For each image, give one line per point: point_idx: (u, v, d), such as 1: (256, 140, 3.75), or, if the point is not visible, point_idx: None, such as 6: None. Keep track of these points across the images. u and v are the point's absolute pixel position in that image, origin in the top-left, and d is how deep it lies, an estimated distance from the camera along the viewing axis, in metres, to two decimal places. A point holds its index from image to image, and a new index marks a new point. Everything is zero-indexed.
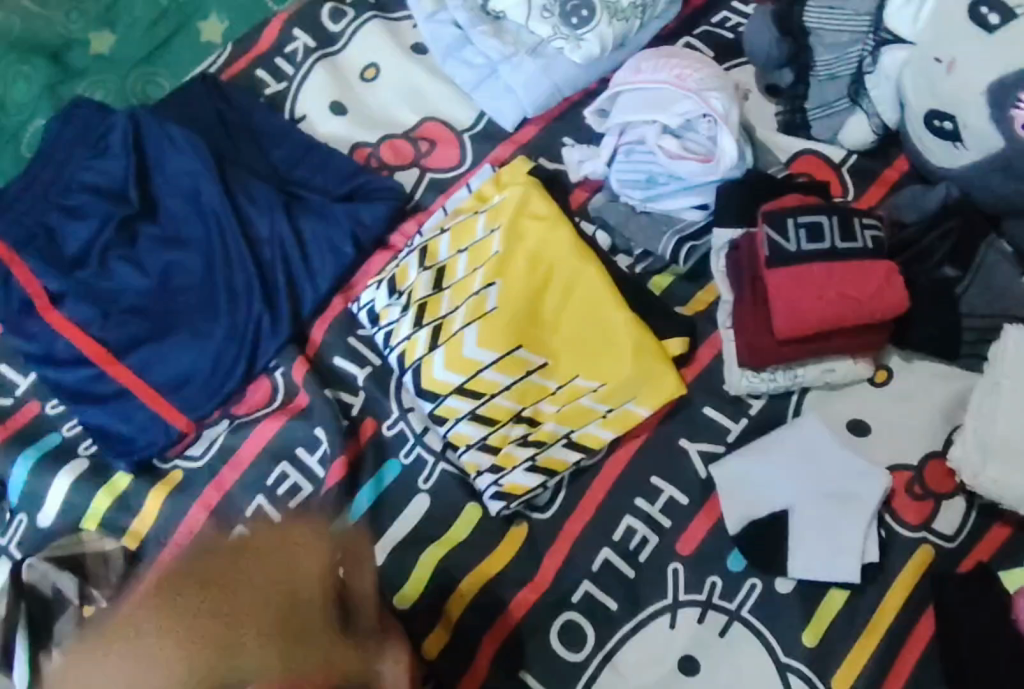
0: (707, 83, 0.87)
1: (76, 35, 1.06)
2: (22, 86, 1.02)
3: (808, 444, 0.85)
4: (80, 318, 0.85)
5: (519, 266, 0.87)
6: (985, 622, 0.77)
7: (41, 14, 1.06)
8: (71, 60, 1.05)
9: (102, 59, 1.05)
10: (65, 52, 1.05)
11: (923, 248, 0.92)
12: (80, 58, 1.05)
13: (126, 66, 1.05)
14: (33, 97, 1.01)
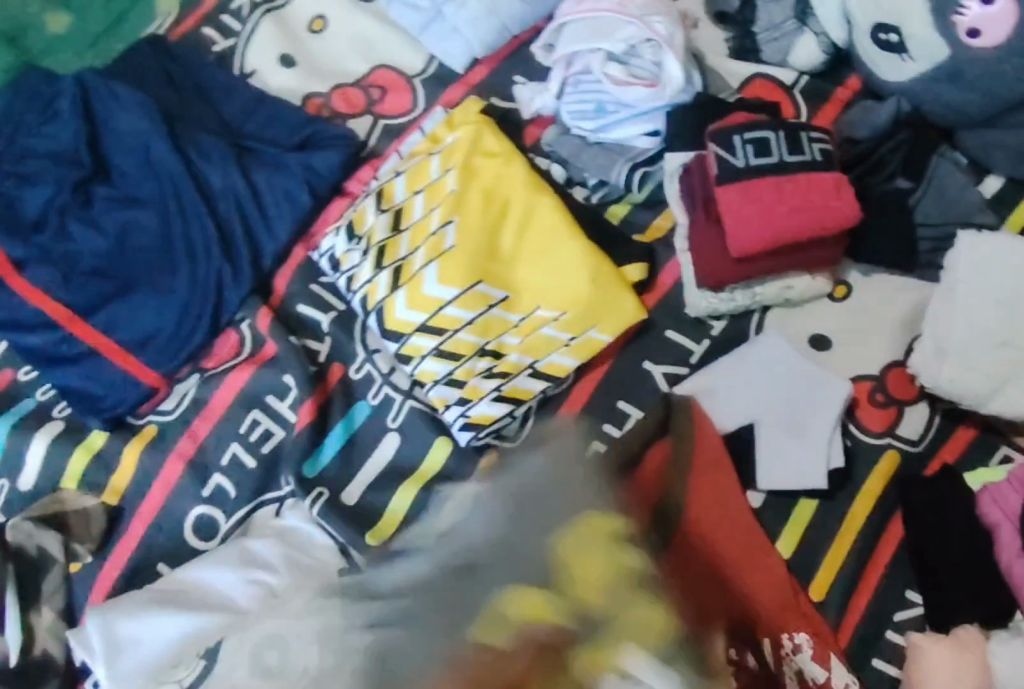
0: (648, 8, 0.88)
1: (32, 15, 1.01)
2: None
3: (770, 359, 0.86)
4: (42, 282, 0.86)
5: (475, 203, 0.88)
6: (951, 519, 0.79)
7: None
8: (26, 42, 1.00)
9: (58, 39, 1.01)
10: (21, 36, 1.01)
11: (877, 160, 0.93)
12: (40, 40, 1.01)
13: (83, 43, 1.01)
14: None
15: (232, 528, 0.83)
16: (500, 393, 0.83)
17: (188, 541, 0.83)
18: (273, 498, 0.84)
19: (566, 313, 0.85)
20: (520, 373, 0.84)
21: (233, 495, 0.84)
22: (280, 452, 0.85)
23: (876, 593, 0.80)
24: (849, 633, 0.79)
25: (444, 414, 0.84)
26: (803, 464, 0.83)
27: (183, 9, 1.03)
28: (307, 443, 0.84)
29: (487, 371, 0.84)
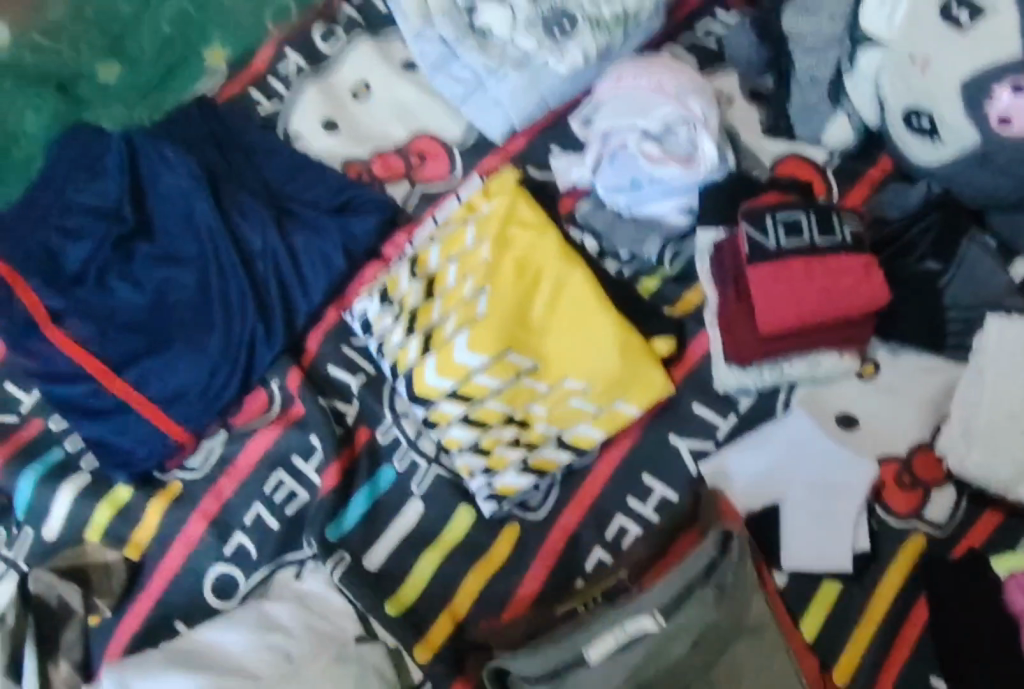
0: (686, 89, 0.90)
1: (85, 65, 1.03)
2: (30, 118, 0.99)
3: (795, 438, 0.86)
4: (80, 335, 0.87)
5: (508, 272, 0.89)
6: (976, 605, 0.78)
7: (49, 47, 1.03)
8: (77, 91, 1.02)
9: (108, 89, 1.03)
10: (73, 84, 1.03)
11: (907, 242, 0.94)
12: (89, 90, 1.02)
13: (132, 96, 1.03)
14: (42, 129, 0.99)
15: (252, 588, 0.84)
16: (524, 462, 0.83)
17: (207, 599, 0.83)
18: (293, 559, 0.84)
19: (591, 384, 0.85)
20: (546, 444, 0.84)
21: (255, 555, 0.84)
22: (303, 515, 0.86)
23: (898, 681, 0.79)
24: None
25: (469, 481, 0.84)
26: (827, 547, 0.82)
27: (230, 71, 1.05)
28: (331, 506, 0.84)
29: (512, 440, 0.84)
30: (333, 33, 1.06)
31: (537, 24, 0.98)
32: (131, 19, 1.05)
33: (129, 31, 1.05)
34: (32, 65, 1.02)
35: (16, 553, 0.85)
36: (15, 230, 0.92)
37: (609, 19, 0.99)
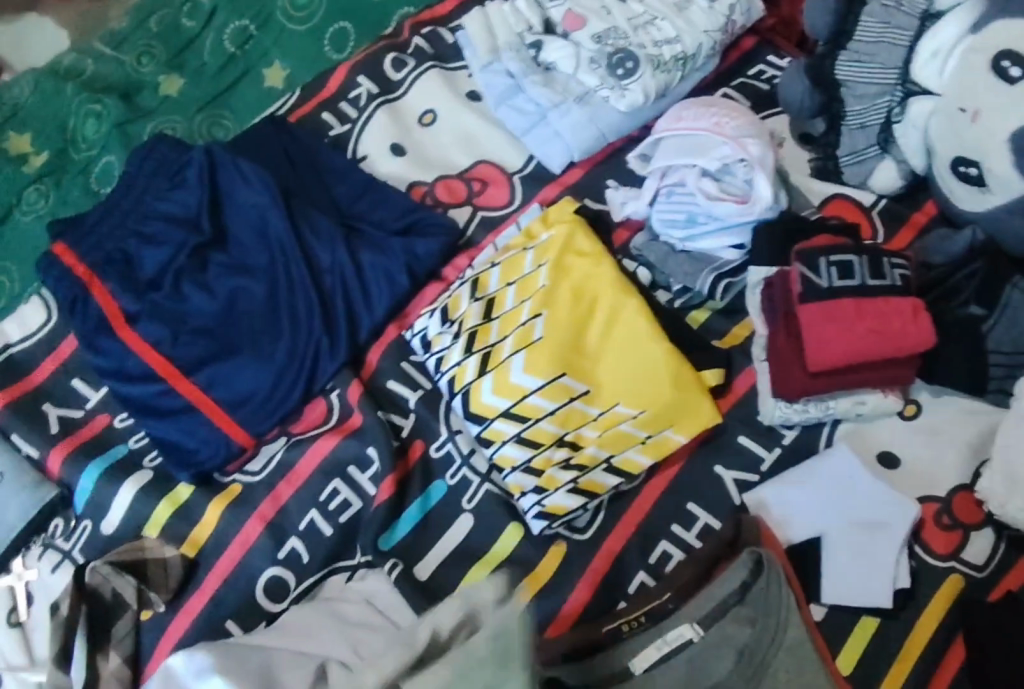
0: (744, 130, 0.93)
1: (147, 77, 1.14)
2: (93, 125, 1.10)
3: (838, 474, 0.89)
4: (152, 337, 0.91)
5: (564, 299, 0.92)
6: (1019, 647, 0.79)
7: (114, 57, 1.15)
8: (140, 100, 1.12)
9: (169, 100, 1.13)
10: (135, 94, 1.13)
11: (952, 286, 0.95)
12: (150, 100, 1.12)
13: (192, 107, 1.12)
14: (103, 136, 1.09)
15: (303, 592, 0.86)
16: (573, 484, 0.86)
17: (260, 603, 0.86)
18: (346, 566, 0.87)
19: (646, 411, 0.88)
20: (596, 467, 0.87)
21: (307, 559, 0.87)
22: (358, 522, 0.88)
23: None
24: None
25: (521, 499, 0.86)
26: (867, 581, 0.84)
27: (303, 93, 1.10)
28: (385, 518, 0.87)
29: (565, 461, 0.87)
30: (402, 61, 1.10)
31: (600, 62, 1.02)
32: (193, 37, 1.16)
33: (192, 47, 1.16)
34: (93, 75, 1.14)
35: (73, 544, 0.89)
36: (97, 232, 0.96)
37: (669, 59, 1.01)
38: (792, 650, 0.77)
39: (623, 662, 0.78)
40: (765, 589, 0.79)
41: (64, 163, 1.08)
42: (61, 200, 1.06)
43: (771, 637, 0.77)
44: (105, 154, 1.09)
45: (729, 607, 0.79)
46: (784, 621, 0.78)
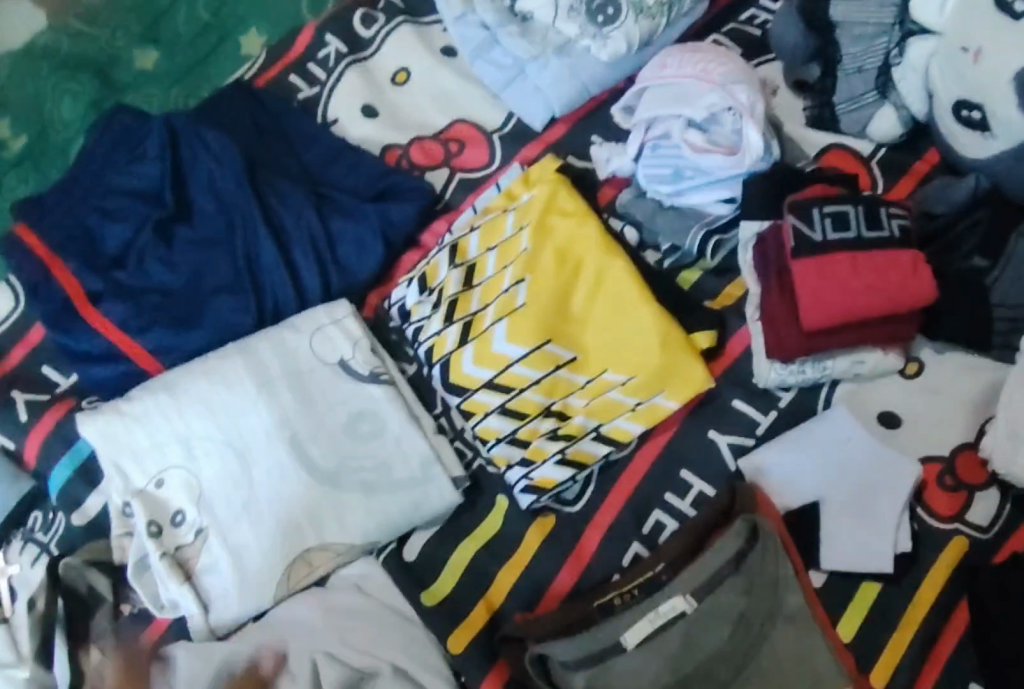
0: (732, 76, 0.88)
1: (121, 51, 1.08)
2: (69, 103, 1.04)
3: (837, 437, 0.85)
4: (118, 317, 0.87)
5: (547, 261, 0.88)
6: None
7: (88, 33, 1.10)
8: (116, 76, 1.07)
9: (145, 74, 1.07)
10: (110, 69, 1.07)
11: (953, 239, 0.91)
12: (126, 74, 1.07)
13: (168, 79, 1.07)
14: (79, 115, 1.04)
15: None
16: (561, 455, 0.83)
17: None
18: None
19: (635, 376, 0.84)
20: (585, 436, 0.84)
21: None
22: None
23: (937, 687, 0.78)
24: None
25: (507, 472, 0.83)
26: (868, 544, 0.81)
27: (270, 56, 1.05)
28: None
29: (554, 431, 0.84)
30: (372, 17, 1.05)
31: (579, 8, 0.96)
32: (166, 7, 1.10)
33: (166, 17, 1.10)
34: (69, 52, 1.08)
35: (50, 536, 0.86)
36: (55, 209, 0.92)
37: (653, 4, 0.96)
38: (790, 617, 0.75)
39: (615, 636, 0.75)
40: (762, 556, 0.77)
41: (40, 145, 1.04)
42: (40, 183, 1.02)
43: (767, 604, 0.75)
44: (80, 135, 1.04)
45: (726, 577, 0.76)
46: (782, 588, 0.76)
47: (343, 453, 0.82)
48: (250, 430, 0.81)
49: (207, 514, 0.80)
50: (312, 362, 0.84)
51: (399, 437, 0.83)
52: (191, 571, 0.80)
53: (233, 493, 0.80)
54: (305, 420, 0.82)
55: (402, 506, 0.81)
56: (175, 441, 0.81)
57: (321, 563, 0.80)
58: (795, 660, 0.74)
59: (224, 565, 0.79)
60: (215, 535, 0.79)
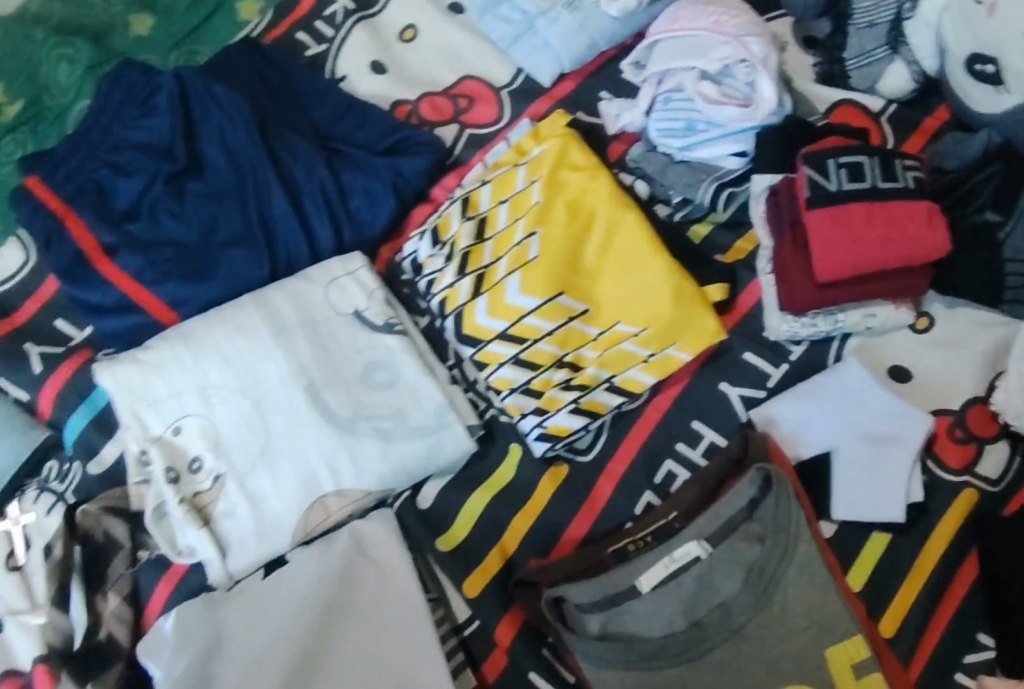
0: (744, 29, 0.88)
1: (117, 17, 1.07)
2: (65, 68, 1.03)
3: (850, 388, 0.85)
4: (133, 269, 0.87)
5: (559, 214, 0.88)
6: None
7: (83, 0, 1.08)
8: (112, 42, 1.06)
9: (142, 40, 1.07)
10: (106, 34, 1.07)
11: (967, 191, 0.90)
12: (122, 40, 1.07)
13: (166, 45, 1.07)
14: (77, 79, 1.03)
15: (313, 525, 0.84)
16: (575, 404, 0.83)
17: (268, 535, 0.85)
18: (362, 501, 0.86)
19: (648, 328, 0.85)
20: (598, 386, 0.84)
21: None
22: None
23: (946, 635, 0.78)
24: (917, 670, 0.78)
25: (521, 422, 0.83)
26: (879, 494, 0.82)
27: (276, 14, 1.05)
28: None
29: (567, 381, 0.84)
30: None
31: None
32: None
33: None
34: (62, 19, 1.06)
35: (67, 485, 0.87)
36: (66, 164, 0.92)
37: None
38: (804, 563, 0.75)
39: (630, 580, 0.77)
40: (775, 503, 0.77)
41: (40, 110, 1.03)
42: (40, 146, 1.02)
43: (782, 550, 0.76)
44: (81, 100, 1.03)
45: (741, 525, 0.78)
46: (797, 534, 0.76)
47: (359, 401, 0.83)
48: (265, 378, 0.83)
49: (225, 460, 0.82)
50: (328, 311, 0.86)
51: (413, 385, 0.84)
52: (209, 516, 0.81)
53: (249, 440, 0.82)
54: (321, 369, 0.83)
55: (418, 452, 0.82)
56: (192, 389, 0.83)
57: (338, 509, 0.81)
58: (806, 604, 0.74)
59: (242, 511, 0.81)
60: (233, 481, 0.81)
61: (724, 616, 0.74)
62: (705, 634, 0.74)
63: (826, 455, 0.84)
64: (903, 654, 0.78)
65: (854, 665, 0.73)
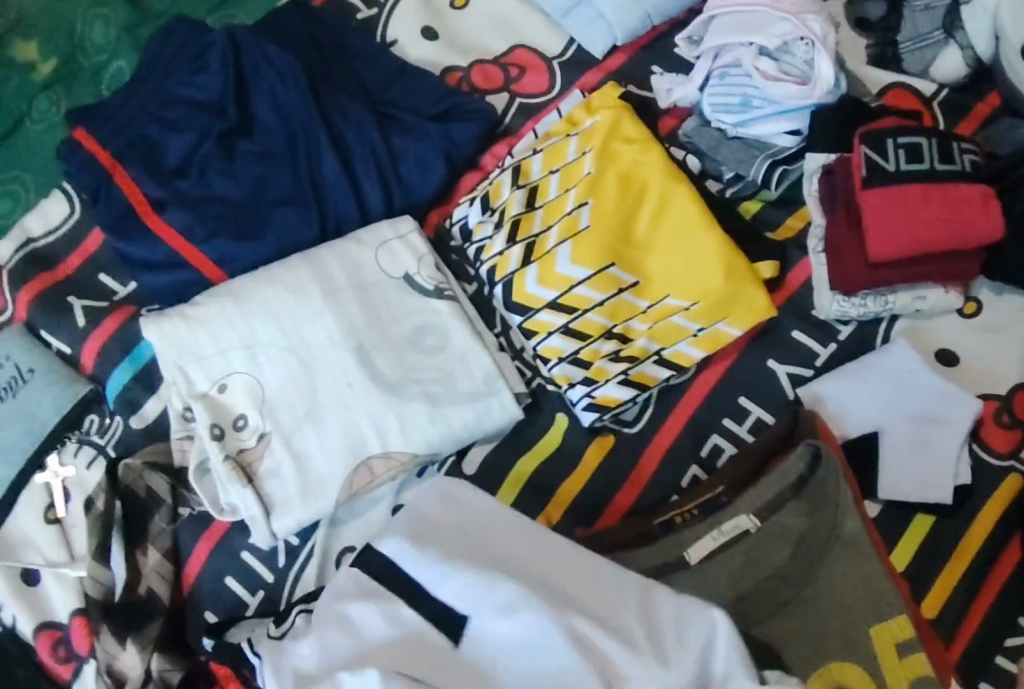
0: (803, 7, 0.88)
1: None
2: (100, 28, 1.02)
3: (900, 369, 0.85)
4: (181, 225, 0.87)
5: (611, 185, 0.88)
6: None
7: None
8: (148, 2, 1.05)
9: (178, 3, 1.05)
10: None
11: (1022, 177, 0.89)
12: (158, 2, 1.05)
13: (202, 8, 1.05)
14: (113, 39, 1.02)
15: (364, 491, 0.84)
16: (624, 375, 0.83)
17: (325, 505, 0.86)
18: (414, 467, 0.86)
19: (699, 301, 0.84)
20: (646, 358, 0.84)
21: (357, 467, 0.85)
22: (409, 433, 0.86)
23: (988, 617, 0.79)
24: (960, 651, 0.78)
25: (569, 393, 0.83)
26: (924, 475, 0.82)
27: None
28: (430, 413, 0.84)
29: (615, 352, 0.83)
30: None
31: None
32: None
33: None
34: None
35: (107, 439, 0.86)
36: (115, 118, 0.91)
37: None
38: (850, 540, 0.76)
39: (678, 551, 0.76)
40: (823, 480, 0.77)
41: (74, 70, 1.02)
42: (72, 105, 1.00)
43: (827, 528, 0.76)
44: (116, 60, 1.01)
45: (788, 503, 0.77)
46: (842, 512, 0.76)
47: (408, 365, 0.83)
48: (314, 339, 0.83)
49: (271, 419, 0.81)
50: (377, 273, 0.85)
51: (462, 351, 0.84)
52: (253, 474, 0.81)
53: (296, 400, 0.82)
54: (369, 331, 0.83)
55: (466, 417, 0.82)
56: (239, 346, 0.82)
57: (383, 472, 0.81)
58: (852, 582, 0.75)
59: (286, 470, 0.80)
60: (279, 440, 0.81)
61: (772, 589, 0.74)
62: (751, 607, 0.74)
63: (872, 435, 0.84)
64: (946, 635, 0.78)
65: (899, 644, 0.73)
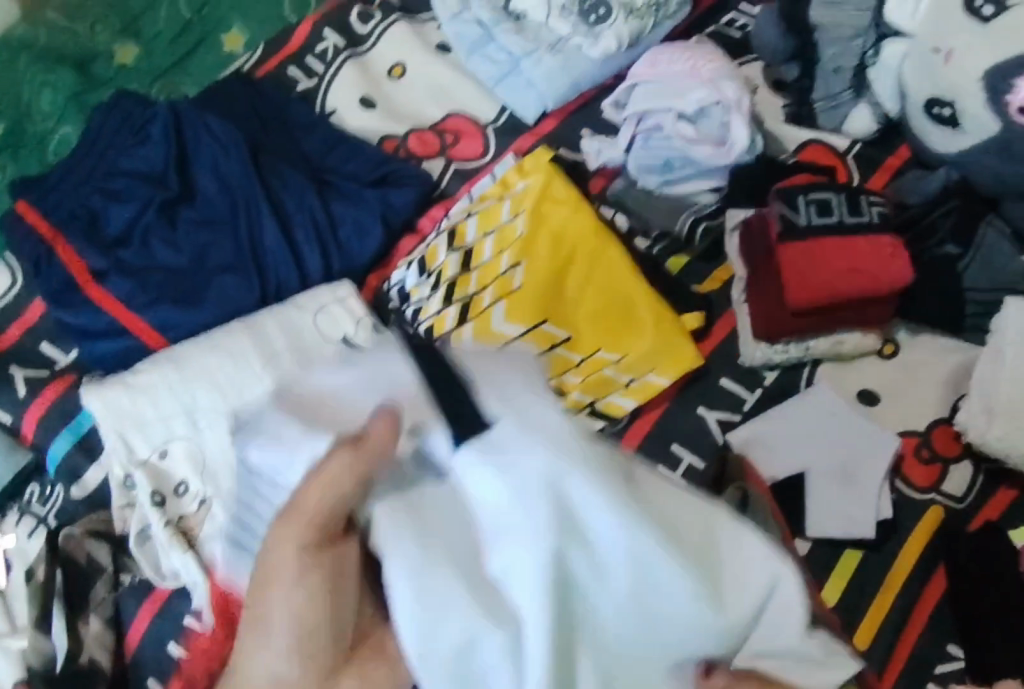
0: (719, 73, 0.93)
1: (101, 46, 1.11)
2: (48, 95, 1.06)
3: (821, 413, 0.89)
4: (123, 295, 0.90)
5: (543, 245, 0.92)
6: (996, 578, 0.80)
7: (67, 28, 1.13)
8: (95, 70, 1.10)
9: (125, 69, 1.10)
10: (90, 63, 1.10)
11: (928, 225, 0.96)
12: (105, 69, 1.10)
13: (148, 76, 1.10)
14: (60, 107, 1.06)
15: None
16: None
17: None
18: None
19: (629, 352, 0.89)
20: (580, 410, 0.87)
21: None
22: None
23: (918, 648, 0.81)
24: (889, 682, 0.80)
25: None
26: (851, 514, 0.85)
27: (267, 48, 1.08)
28: None
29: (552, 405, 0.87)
30: (369, 13, 1.09)
31: (572, 10, 1.03)
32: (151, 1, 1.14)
33: (148, 14, 1.14)
34: (46, 46, 1.11)
35: (49, 509, 0.88)
36: (59, 191, 0.94)
37: (642, 7, 1.02)
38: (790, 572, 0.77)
39: None
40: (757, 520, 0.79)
41: (19, 134, 1.05)
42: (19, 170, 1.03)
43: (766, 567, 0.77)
44: (61, 126, 1.05)
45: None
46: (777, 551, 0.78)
47: None
48: (255, 402, 0.84)
49: (211, 484, 0.83)
50: (316, 336, 0.89)
51: None
52: (194, 539, 0.82)
53: (236, 464, 0.83)
54: None
55: None
56: (181, 411, 0.85)
57: None
58: None
59: (226, 535, 0.82)
60: (218, 505, 0.83)
61: None
62: None
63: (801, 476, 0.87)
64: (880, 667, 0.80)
65: None
